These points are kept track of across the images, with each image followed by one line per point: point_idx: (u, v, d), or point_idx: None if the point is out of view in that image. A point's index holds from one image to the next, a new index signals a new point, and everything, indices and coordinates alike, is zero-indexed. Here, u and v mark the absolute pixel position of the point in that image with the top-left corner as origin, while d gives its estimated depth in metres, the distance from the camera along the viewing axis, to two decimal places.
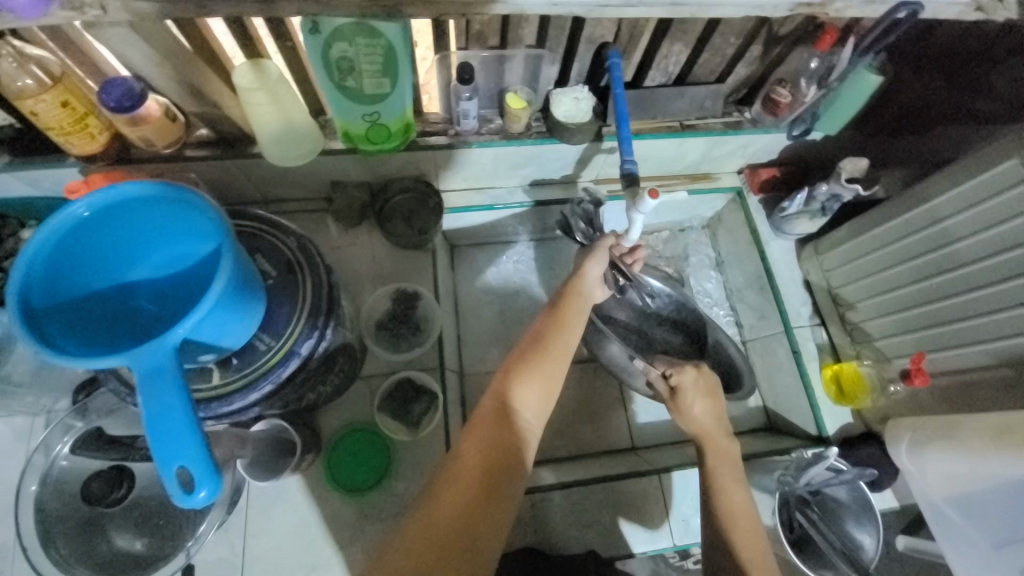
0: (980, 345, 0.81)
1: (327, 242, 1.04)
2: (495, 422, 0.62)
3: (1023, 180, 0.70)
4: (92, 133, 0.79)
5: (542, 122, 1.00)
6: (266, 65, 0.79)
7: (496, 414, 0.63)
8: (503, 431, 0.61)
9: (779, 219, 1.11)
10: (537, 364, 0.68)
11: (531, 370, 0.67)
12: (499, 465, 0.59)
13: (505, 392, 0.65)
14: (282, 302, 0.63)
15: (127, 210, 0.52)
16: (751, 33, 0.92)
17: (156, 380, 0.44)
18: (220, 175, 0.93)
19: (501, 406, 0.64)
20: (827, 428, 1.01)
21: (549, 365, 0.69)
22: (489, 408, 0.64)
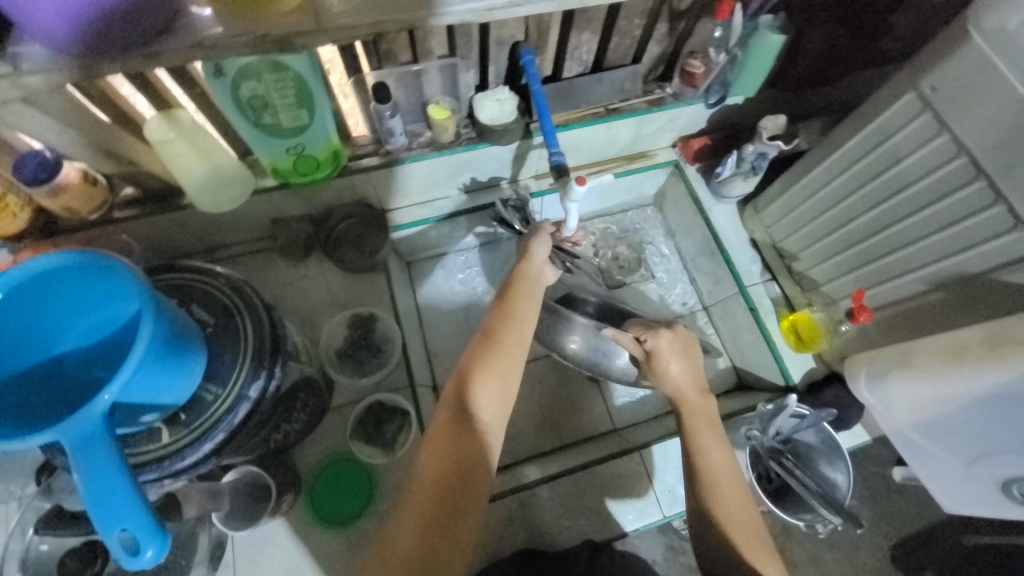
0: (911, 275, 0.84)
1: (278, 280, 1.04)
2: (451, 431, 0.63)
3: (919, 113, 0.74)
4: (13, 211, 0.78)
5: (471, 128, 1.01)
6: (177, 114, 0.78)
7: (453, 423, 0.64)
8: (460, 438, 0.63)
9: (716, 185, 1.15)
10: (488, 366, 0.69)
11: (483, 373, 0.68)
12: (458, 473, 0.61)
13: (459, 399, 0.66)
14: (224, 349, 0.63)
15: (40, 284, 0.51)
16: (653, 11, 0.94)
17: (88, 451, 0.44)
18: (154, 232, 0.92)
19: (456, 414, 0.65)
20: (792, 377, 1.04)
21: (502, 363, 0.70)
22: (444, 418, 0.65)
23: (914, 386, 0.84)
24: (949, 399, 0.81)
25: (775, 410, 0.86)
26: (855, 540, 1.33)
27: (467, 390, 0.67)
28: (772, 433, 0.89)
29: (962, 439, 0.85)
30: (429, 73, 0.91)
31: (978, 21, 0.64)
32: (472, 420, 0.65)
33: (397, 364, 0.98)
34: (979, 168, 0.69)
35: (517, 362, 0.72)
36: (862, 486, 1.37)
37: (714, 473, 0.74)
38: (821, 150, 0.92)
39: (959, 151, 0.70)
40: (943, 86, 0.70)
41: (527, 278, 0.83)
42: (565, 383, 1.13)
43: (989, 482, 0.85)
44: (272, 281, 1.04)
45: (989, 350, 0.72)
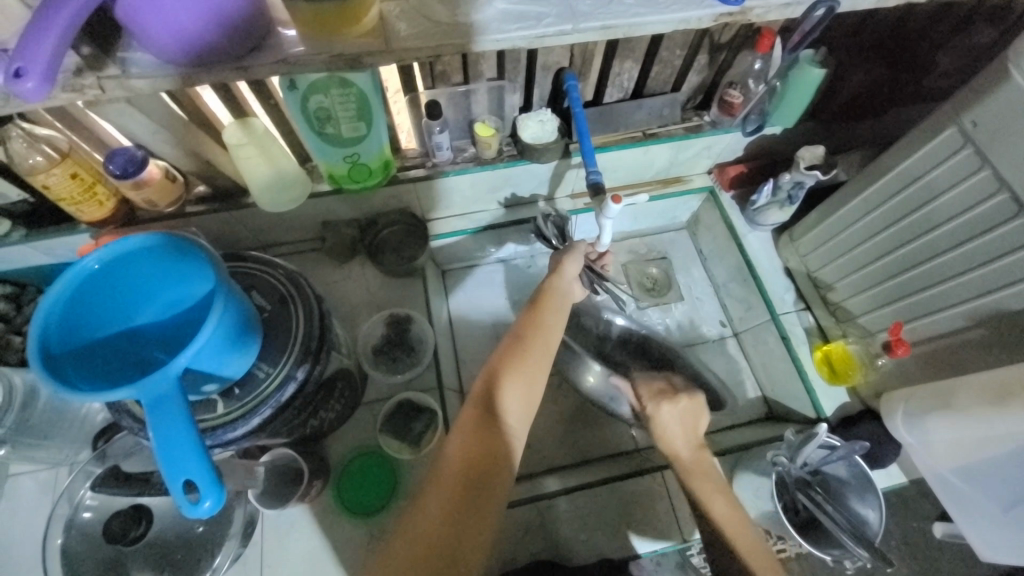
0: (951, 310, 0.83)
1: (323, 279, 1.11)
2: (477, 428, 0.66)
3: (964, 146, 0.74)
4: (100, 200, 0.87)
5: (513, 146, 1.07)
6: (252, 122, 0.87)
7: (478, 420, 0.67)
8: (485, 435, 0.66)
9: (751, 212, 1.15)
10: (517, 369, 0.72)
11: (512, 375, 0.72)
12: (482, 468, 0.63)
13: (486, 399, 0.70)
14: (277, 333, 0.68)
15: (132, 260, 0.58)
16: (694, 43, 0.98)
17: (161, 407, 0.49)
18: (219, 227, 1.01)
19: (482, 412, 0.68)
20: (825, 409, 1.01)
21: (530, 366, 0.73)
22: (470, 415, 0.68)
23: (959, 426, 0.82)
24: (999, 442, 0.78)
25: (803, 439, 0.84)
26: None
27: (494, 390, 0.70)
28: (800, 464, 0.86)
29: (1003, 486, 0.81)
30: (477, 94, 0.98)
31: (1020, 59, 0.64)
32: (497, 419, 0.68)
33: (428, 365, 1.02)
34: (1022, 204, 0.68)
35: (543, 367, 0.75)
36: (901, 535, 1.29)
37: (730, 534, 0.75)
38: (858, 182, 0.92)
39: (1001, 186, 0.70)
40: (985, 121, 0.70)
41: (557, 289, 0.86)
42: (589, 399, 1.13)
43: None
44: (317, 279, 1.11)
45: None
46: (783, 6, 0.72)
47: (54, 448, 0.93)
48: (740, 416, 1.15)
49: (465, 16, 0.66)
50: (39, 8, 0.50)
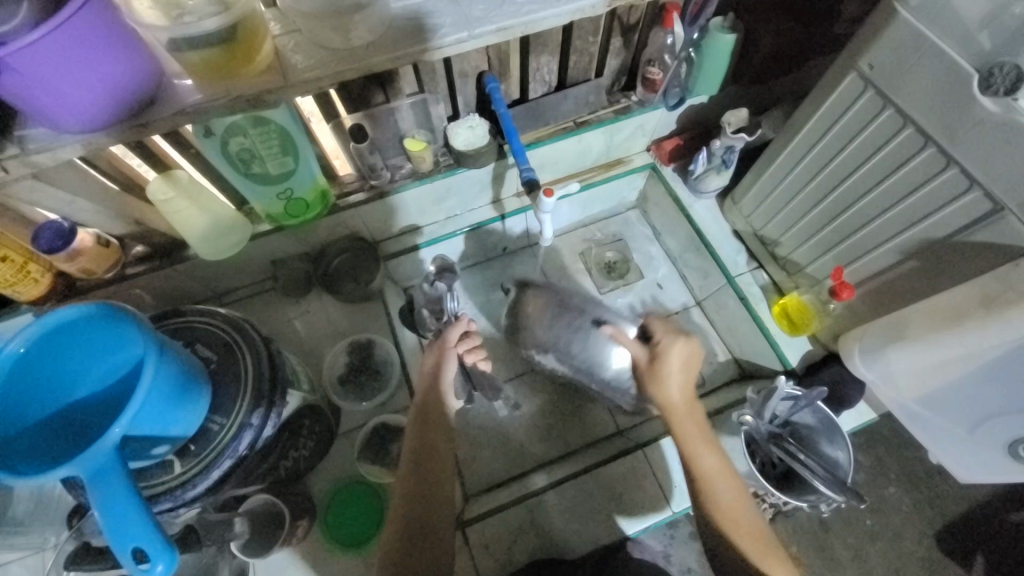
0: (884, 246, 0.85)
1: (281, 317, 1.10)
2: (410, 484, 0.82)
3: (864, 90, 0.76)
4: (35, 277, 0.85)
5: (448, 155, 1.08)
6: (177, 174, 0.87)
7: (410, 482, 0.82)
8: (418, 489, 0.81)
9: (692, 182, 1.18)
10: (428, 429, 0.87)
11: (430, 434, 0.87)
12: (423, 519, 0.79)
13: (412, 464, 0.84)
14: (226, 383, 0.67)
15: (58, 336, 0.57)
16: (606, 28, 1.00)
17: (103, 481, 0.49)
18: (165, 284, 0.99)
19: (410, 475, 0.83)
20: (790, 361, 1.04)
21: (436, 436, 0.87)
22: (402, 481, 0.83)
23: (914, 356, 0.84)
24: (954, 365, 0.80)
25: (765, 395, 0.87)
26: (892, 526, 1.29)
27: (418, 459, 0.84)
28: (768, 418, 0.89)
29: (961, 407, 0.85)
30: (402, 111, 0.98)
31: None
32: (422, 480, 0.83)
33: (398, 384, 1.02)
34: (927, 136, 0.71)
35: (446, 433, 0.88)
36: (895, 469, 1.33)
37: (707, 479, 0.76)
38: (781, 139, 0.95)
39: (906, 121, 0.73)
40: (881, 62, 0.72)
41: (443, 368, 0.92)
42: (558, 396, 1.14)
43: (995, 444, 0.84)
44: (275, 318, 1.10)
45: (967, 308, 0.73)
46: None
47: (30, 536, 0.91)
48: (714, 381, 1.18)
49: (362, 38, 0.66)
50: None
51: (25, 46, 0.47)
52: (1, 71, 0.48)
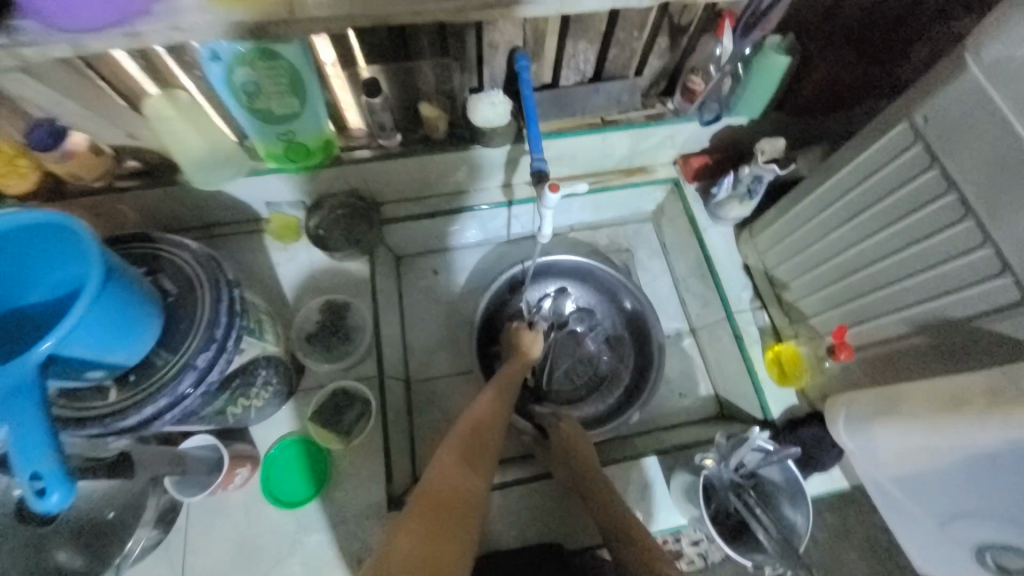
0: (896, 314, 0.79)
1: (264, 262, 1.07)
2: (455, 465, 0.72)
3: (913, 143, 0.70)
4: (22, 172, 0.84)
5: (464, 129, 1.03)
6: (178, 94, 0.84)
7: (457, 460, 0.73)
8: (462, 471, 0.71)
9: (712, 206, 1.12)
10: (484, 425, 0.82)
11: (479, 429, 0.81)
12: (455, 502, 0.65)
13: (458, 447, 0.76)
14: (180, 318, 0.65)
15: (16, 240, 0.55)
16: (653, 25, 0.93)
17: (18, 398, 0.47)
18: (153, 205, 0.97)
19: (456, 457, 0.74)
20: (772, 411, 1.00)
21: (488, 435, 0.81)
22: (446, 459, 0.72)
23: (900, 438, 0.76)
24: (939, 453, 0.72)
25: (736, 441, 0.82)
26: None
27: (467, 442, 0.77)
28: (734, 465, 0.85)
29: (935, 500, 0.79)
30: (422, 73, 0.93)
31: (977, 49, 0.60)
32: (469, 463, 0.73)
33: (367, 353, 1.00)
34: (967, 207, 0.65)
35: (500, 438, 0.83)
36: (857, 536, 1.29)
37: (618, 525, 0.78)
38: (814, 178, 0.88)
39: (950, 186, 0.66)
40: (938, 117, 0.65)
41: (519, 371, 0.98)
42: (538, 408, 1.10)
43: (960, 544, 0.80)
44: (259, 260, 1.07)
45: (978, 401, 0.66)
46: None
47: None
48: (690, 414, 1.14)
49: None
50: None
51: None
52: None
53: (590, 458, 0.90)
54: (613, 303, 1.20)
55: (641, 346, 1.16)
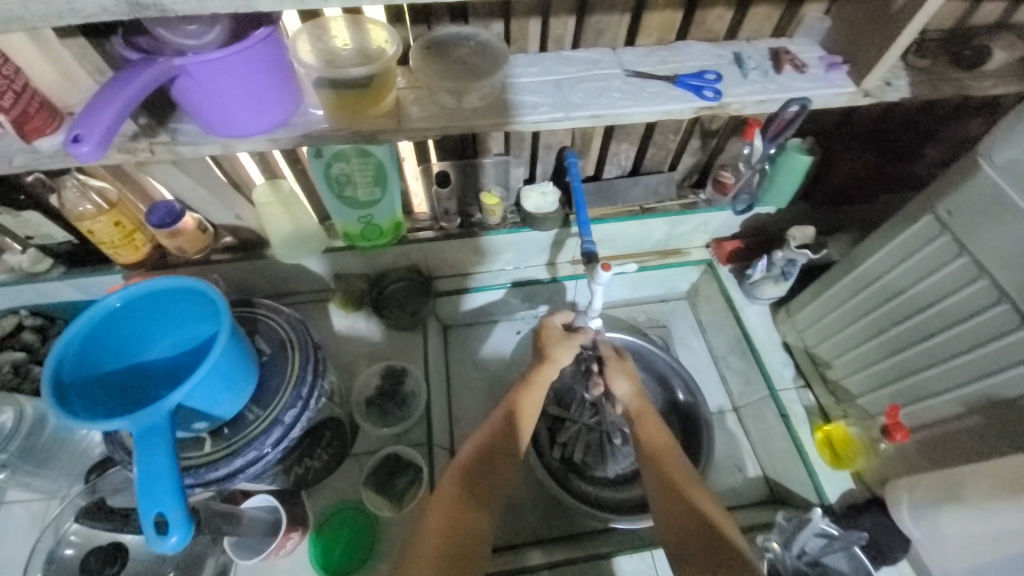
0: (946, 394, 0.82)
1: (328, 329, 1.16)
2: (454, 497, 0.76)
3: (941, 232, 0.76)
4: (137, 245, 0.95)
5: (516, 214, 1.15)
6: (280, 183, 0.97)
7: (457, 489, 0.77)
8: (463, 505, 0.76)
9: (747, 287, 1.18)
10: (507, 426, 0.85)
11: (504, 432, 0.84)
12: (458, 536, 0.72)
13: (461, 476, 0.79)
14: (273, 375, 0.72)
15: (150, 301, 0.64)
16: (687, 129, 1.07)
17: (150, 441, 0.54)
18: (239, 274, 1.08)
19: (462, 486, 0.78)
20: (828, 496, 0.97)
21: (503, 461, 0.81)
22: (450, 487, 0.78)
23: (968, 522, 0.76)
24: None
25: (798, 524, 0.82)
26: None
27: (476, 471, 0.80)
28: (796, 552, 0.83)
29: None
30: (485, 168, 1.07)
31: (990, 153, 0.68)
32: (473, 496, 0.77)
33: (419, 420, 1.03)
34: (1002, 292, 0.70)
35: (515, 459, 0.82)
36: None
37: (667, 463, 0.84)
38: (848, 261, 0.94)
39: (981, 272, 0.72)
40: (958, 210, 0.73)
41: (547, 375, 0.94)
42: (583, 485, 1.07)
43: None
44: (324, 327, 1.16)
45: None
46: (759, 102, 0.79)
47: (47, 481, 0.94)
48: (739, 497, 1.10)
49: (471, 103, 0.75)
50: (102, 88, 0.56)
51: (208, 60, 0.58)
52: (182, 75, 0.59)
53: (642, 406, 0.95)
54: (657, 382, 1.21)
55: (687, 425, 1.16)
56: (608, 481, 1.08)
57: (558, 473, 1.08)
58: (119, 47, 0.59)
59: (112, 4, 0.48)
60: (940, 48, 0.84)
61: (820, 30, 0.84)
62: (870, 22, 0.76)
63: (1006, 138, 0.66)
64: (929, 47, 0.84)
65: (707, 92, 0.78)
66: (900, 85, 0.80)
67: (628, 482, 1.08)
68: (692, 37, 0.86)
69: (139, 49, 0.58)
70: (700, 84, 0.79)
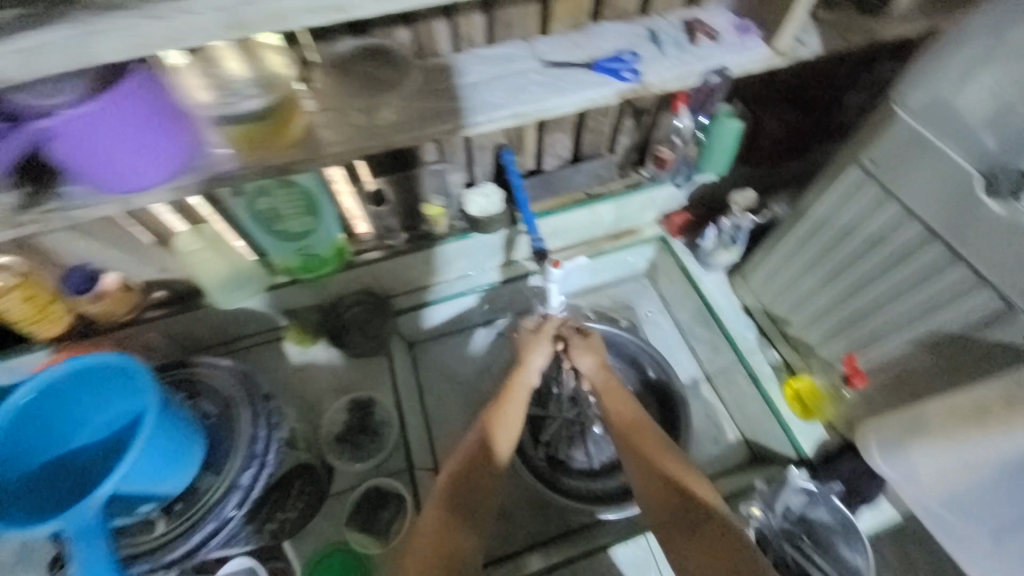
0: (896, 337, 0.84)
1: (287, 368, 1.10)
2: (441, 519, 0.74)
3: (869, 183, 0.78)
4: (56, 316, 0.88)
5: (463, 220, 1.12)
6: (204, 228, 0.93)
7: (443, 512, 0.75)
8: (450, 525, 0.74)
9: (701, 256, 1.19)
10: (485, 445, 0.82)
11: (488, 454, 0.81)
12: (446, 557, 0.71)
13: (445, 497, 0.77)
14: (222, 440, 0.68)
15: (64, 383, 0.59)
16: (618, 111, 1.05)
17: (86, 539, 0.51)
18: (180, 329, 1.02)
19: (445, 508, 0.76)
20: (805, 448, 1.00)
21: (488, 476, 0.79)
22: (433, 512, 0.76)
23: (939, 458, 0.77)
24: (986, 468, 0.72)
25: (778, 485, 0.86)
26: None
27: (456, 490, 0.77)
28: (780, 513, 0.86)
29: (986, 514, 0.76)
30: (423, 179, 1.03)
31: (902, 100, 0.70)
32: (458, 516, 0.75)
33: (395, 446, 1.00)
34: (933, 233, 0.72)
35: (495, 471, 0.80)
36: None
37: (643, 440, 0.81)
38: (790, 220, 0.96)
39: (912, 217, 0.74)
40: (882, 159, 0.75)
41: (524, 380, 0.92)
42: (572, 480, 1.06)
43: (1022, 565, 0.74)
44: (282, 367, 1.11)
45: (1001, 407, 0.67)
46: (680, 78, 0.78)
47: None
48: (723, 462, 1.13)
49: (387, 119, 0.71)
50: None
51: (81, 116, 0.53)
52: (50, 138, 0.54)
53: (610, 385, 0.92)
54: (630, 365, 1.21)
55: (664, 402, 1.16)
56: (594, 472, 1.08)
57: (546, 472, 1.07)
58: None
59: None
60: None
61: None
62: None
63: (917, 83, 0.69)
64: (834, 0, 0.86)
65: (626, 73, 0.77)
66: (812, 42, 0.81)
67: (613, 470, 1.07)
68: (606, 19, 0.84)
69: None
70: (619, 66, 0.77)
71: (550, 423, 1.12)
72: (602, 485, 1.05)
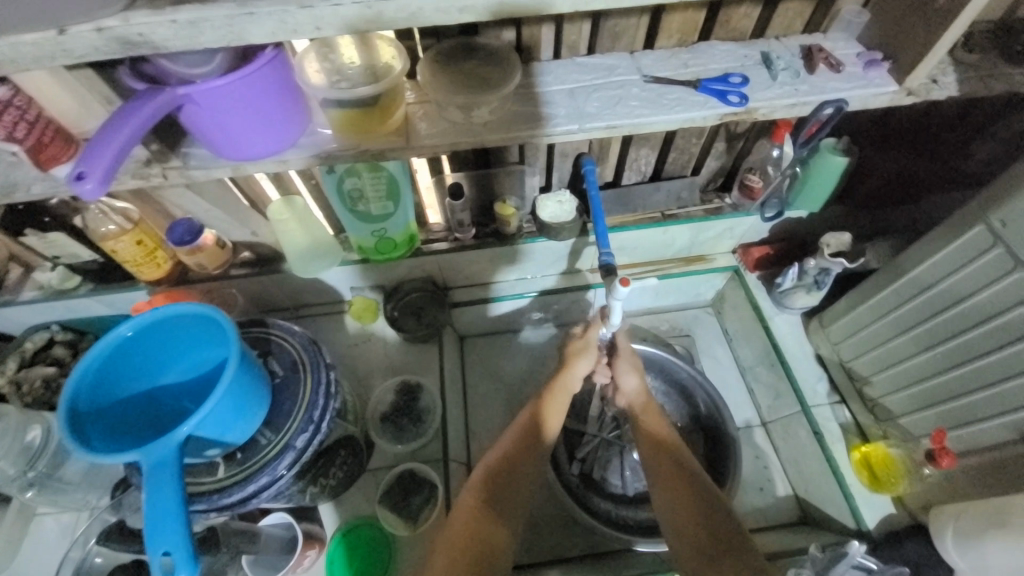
0: (998, 419, 0.77)
1: (345, 341, 1.15)
2: (477, 507, 0.75)
3: (994, 244, 0.70)
4: (159, 262, 0.96)
5: (532, 224, 1.11)
6: (295, 200, 0.97)
7: (481, 501, 0.75)
8: (486, 514, 0.74)
9: (777, 295, 1.11)
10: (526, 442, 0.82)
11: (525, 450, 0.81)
12: (480, 543, 0.70)
13: (484, 487, 0.77)
14: (285, 400, 0.72)
15: (159, 327, 0.64)
16: (711, 133, 1.00)
17: (158, 474, 0.54)
18: (258, 289, 1.09)
19: (481, 497, 0.76)
20: (866, 520, 0.91)
21: (527, 469, 0.80)
22: (470, 500, 0.76)
23: (1008, 553, 0.70)
24: None
25: (833, 558, 0.78)
26: None
27: (494, 483, 0.78)
28: None
29: None
30: (500, 178, 1.04)
31: None
32: (495, 507, 0.75)
33: (435, 435, 1.02)
34: None
35: (533, 478, 0.80)
36: None
37: (685, 468, 0.81)
38: (889, 271, 0.87)
39: None
40: (1015, 220, 0.66)
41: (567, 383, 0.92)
42: (601, 501, 1.04)
43: None
44: (340, 339, 1.15)
45: None
46: (789, 106, 0.74)
47: (76, 494, 0.97)
48: (767, 516, 1.06)
49: (481, 117, 0.72)
50: (106, 121, 0.55)
51: (213, 87, 0.57)
52: (187, 104, 0.59)
53: (655, 408, 0.92)
54: (680, 396, 1.17)
55: (714, 441, 1.10)
56: (626, 499, 1.06)
57: (578, 489, 1.05)
58: (125, 77, 0.58)
59: (103, 43, 0.48)
60: (992, 39, 0.76)
61: (859, 24, 0.78)
62: (915, 15, 0.69)
63: None
64: (981, 39, 0.77)
65: (732, 96, 0.73)
66: (947, 82, 0.73)
67: (648, 499, 1.05)
68: (716, 37, 0.81)
69: (145, 78, 0.58)
70: (725, 88, 0.74)
71: (589, 440, 1.09)
72: (633, 514, 1.02)
